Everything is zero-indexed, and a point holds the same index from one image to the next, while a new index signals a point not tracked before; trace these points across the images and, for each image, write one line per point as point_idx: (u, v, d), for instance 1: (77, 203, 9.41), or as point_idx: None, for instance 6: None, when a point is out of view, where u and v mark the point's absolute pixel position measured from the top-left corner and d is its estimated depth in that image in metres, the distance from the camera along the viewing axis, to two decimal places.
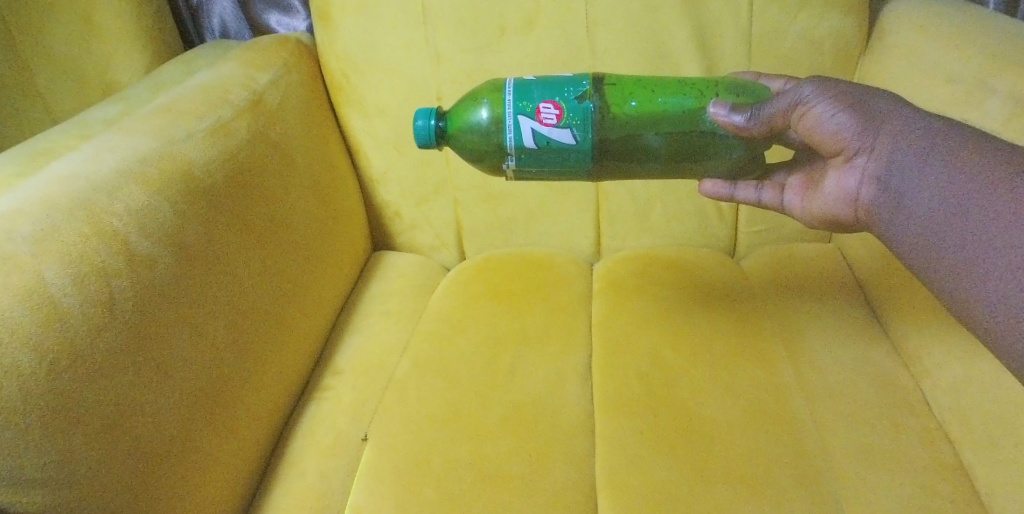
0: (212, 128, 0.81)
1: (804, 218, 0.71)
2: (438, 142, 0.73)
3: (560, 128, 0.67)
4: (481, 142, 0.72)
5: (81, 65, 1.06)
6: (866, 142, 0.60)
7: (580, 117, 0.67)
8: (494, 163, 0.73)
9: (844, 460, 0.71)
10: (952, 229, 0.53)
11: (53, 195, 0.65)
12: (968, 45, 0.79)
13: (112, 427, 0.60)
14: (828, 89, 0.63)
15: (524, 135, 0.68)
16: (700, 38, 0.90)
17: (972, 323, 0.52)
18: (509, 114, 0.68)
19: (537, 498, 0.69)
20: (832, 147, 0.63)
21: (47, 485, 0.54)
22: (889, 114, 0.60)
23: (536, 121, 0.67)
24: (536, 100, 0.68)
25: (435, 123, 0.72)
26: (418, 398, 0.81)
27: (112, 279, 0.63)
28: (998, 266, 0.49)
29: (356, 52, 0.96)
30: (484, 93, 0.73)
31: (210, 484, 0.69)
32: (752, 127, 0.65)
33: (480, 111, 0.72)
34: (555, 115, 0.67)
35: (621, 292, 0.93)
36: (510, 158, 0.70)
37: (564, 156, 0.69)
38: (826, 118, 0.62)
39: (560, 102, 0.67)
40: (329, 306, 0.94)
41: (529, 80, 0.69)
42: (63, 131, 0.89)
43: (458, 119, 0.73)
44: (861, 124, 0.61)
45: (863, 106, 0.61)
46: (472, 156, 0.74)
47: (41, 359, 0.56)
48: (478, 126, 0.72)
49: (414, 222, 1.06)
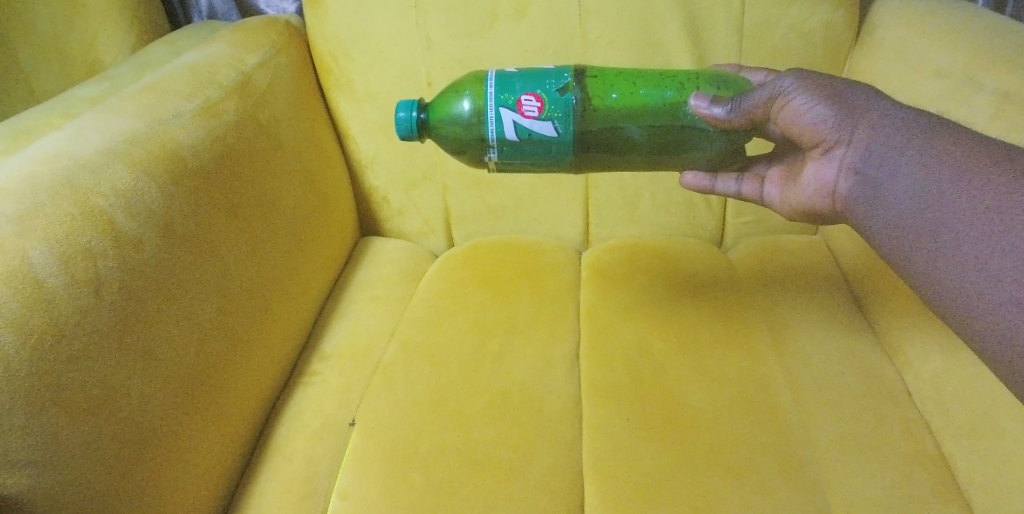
0: (200, 110, 0.80)
1: (783, 209, 0.72)
2: (420, 134, 0.73)
3: (542, 121, 0.67)
4: (464, 134, 0.71)
5: (65, 43, 1.04)
6: (843, 134, 0.61)
7: (562, 109, 0.67)
8: (476, 156, 0.72)
9: (827, 449, 0.72)
10: (928, 222, 0.54)
11: (37, 174, 0.65)
12: (956, 41, 0.80)
13: (100, 409, 0.59)
14: (808, 81, 0.63)
15: (505, 127, 0.67)
16: (691, 28, 0.90)
17: (948, 311, 0.53)
18: (491, 107, 0.67)
19: (524, 484, 0.70)
20: (811, 139, 0.63)
21: (35, 467, 0.54)
22: (867, 106, 0.61)
23: (518, 113, 0.67)
24: (518, 92, 0.67)
25: (417, 115, 0.73)
26: (405, 384, 0.81)
27: (99, 260, 0.62)
28: (974, 254, 0.51)
29: (346, 36, 0.95)
30: (467, 84, 0.73)
31: (196, 468, 0.68)
32: (733, 119, 0.66)
33: (463, 103, 0.72)
34: (537, 107, 0.67)
35: (609, 280, 0.94)
36: (493, 150, 0.70)
37: (545, 148, 0.69)
38: (804, 111, 0.63)
39: (542, 95, 0.67)
40: (316, 291, 0.94)
41: (511, 73, 0.69)
42: (46, 110, 0.88)
43: (441, 111, 0.73)
44: (839, 116, 0.61)
45: (841, 98, 0.62)
46: (454, 148, 0.73)
47: (25, 339, 0.55)
48: (460, 118, 0.72)
49: (402, 207, 1.06)
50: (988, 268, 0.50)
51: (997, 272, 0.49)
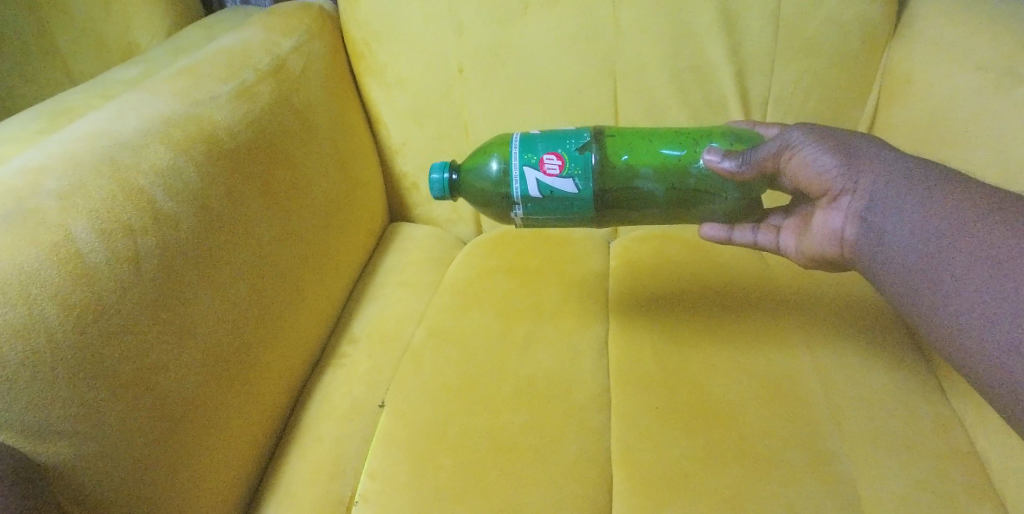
0: (235, 92, 0.81)
1: (797, 258, 0.71)
2: (452, 194, 0.77)
3: (563, 178, 0.68)
4: (491, 189, 0.74)
5: (102, 28, 1.06)
6: (849, 184, 0.62)
7: (582, 167, 0.69)
8: (502, 211, 0.74)
9: (857, 440, 0.71)
10: (932, 265, 0.55)
11: (80, 153, 0.66)
12: (999, 33, 0.78)
13: (136, 381, 0.60)
14: (813, 133, 0.65)
15: (528, 185, 0.69)
16: (726, 18, 0.89)
17: (951, 353, 0.54)
18: (515, 165, 0.69)
19: (551, 468, 0.70)
20: (817, 188, 0.65)
21: (74, 437, 0.55)
22: (869, 156, 0.62)
23: (540, 172, 0.68)
24: (540, 151, 0.69)
25: (449, 176, 0.76)
26: (434, 367, 0.81)
27: (138, 236, 0.63)
28: (975, 299, 0.52)
29: (379, 22, 0.95)
30: (494, 146, 0.77)
31: (228, 443, 0.69)
32: (744, 171, 0.67)
33: (490, 163, 0.75)
34: (558, 165, 0.68)
35: (638, 270, 0.94)
36: (517, 207, 0.71)
37: (565, 205, 0.70)
38: (811, 161, 0.64)
39: (562, 153, 0.69)
40: (347, 274, 0.94)
41: (533, 134, 0.71)
42: (85, 90, 0.89)
43: (471, 170, 0.77)
44: (843, 165, 0.63)
45: (845, 148, 0.64)
46: (483, 203, 0.76)
47: (67, 311, 0.56)
48: (489, 176, 0.75)
49: (430, 194, 1.06)
50: (990, 313, 0.51)
51: (996, 317, 0.50)
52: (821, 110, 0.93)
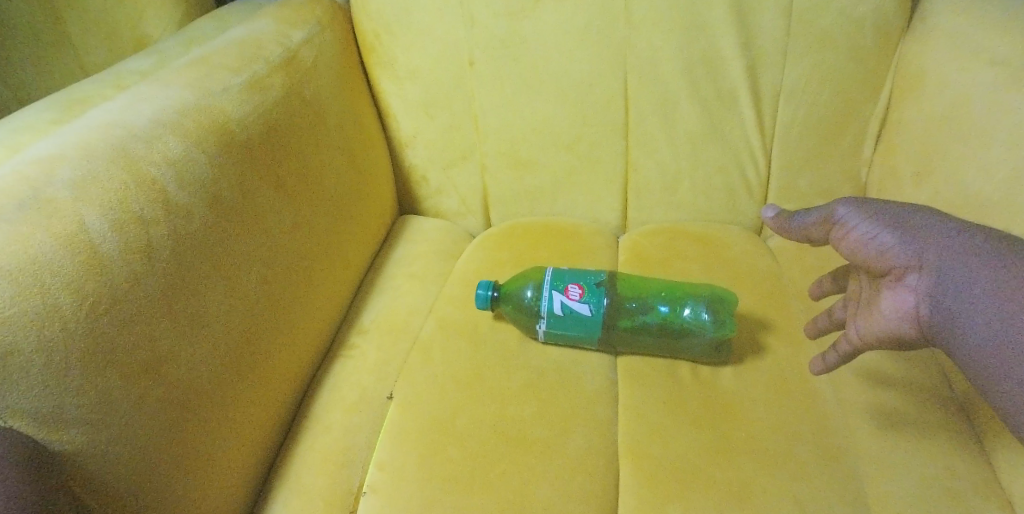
0: (246, 83, 0.81)
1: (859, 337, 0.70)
2: (494, 305, 0.84)
3: (582, 302, 0.79)
4: (524, 311, 0.84)
5: (115, 18, 1.06)
6: (909, 258, 0.64)
7: (597, 296, 0.80)
8: (530, 325, 0.83)
9: (865, 437, 0.71)
10: (1007, 348, 0.57)
11: (94, 143, 0.66)
12: (1015, 28, 0.77)
13: (148, 371, 0.61)
14: (867, 208, 0.69)
15: (554, 304, 0.80)
16: (738, 11, 0.88)
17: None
18: (545, 289, 0.81)
19: (557, 460, 0.70)
20: (877, 264, 0.67)
21: (87, 425, 0.56)
22: (929, 230, 0.64)
23: (565, 295, 0.80)
24: (567, 281, 0.82)
25: (492, 292, 0.84)
26: (442, 359, 0.82)
27: (150, 227, 0.64)
28: None
29: (390, 14, 0.95)
30: (533, 275, 0.86)
31: (238, 432, 0.70)
32: (791, 232, 0.75)
33: (526, 290, 0.85)
34: (580, 292, 0.80)
35: (646, 265, 0.94)
36: (541, 322, 0.81)
37: (581, 327, 0.80)
38: (865, 232, 0.67)
39: (584, 285, 0.81)
40: (356, 265, 0.95)
41: (564, 270, 0.84)
42: (99, 81, 0.89)
43: (512, 288, 0.86)
44: (902, 238, 0.65)
45: (903, 223, 0.66)
46: (517, 322, 0.84)
47: (81, 300, 0.57)
48: (523, 301, 0.84)
49: (440, 187, 1.07)
50: None
51: None
52: (833, 105, 0.93)
